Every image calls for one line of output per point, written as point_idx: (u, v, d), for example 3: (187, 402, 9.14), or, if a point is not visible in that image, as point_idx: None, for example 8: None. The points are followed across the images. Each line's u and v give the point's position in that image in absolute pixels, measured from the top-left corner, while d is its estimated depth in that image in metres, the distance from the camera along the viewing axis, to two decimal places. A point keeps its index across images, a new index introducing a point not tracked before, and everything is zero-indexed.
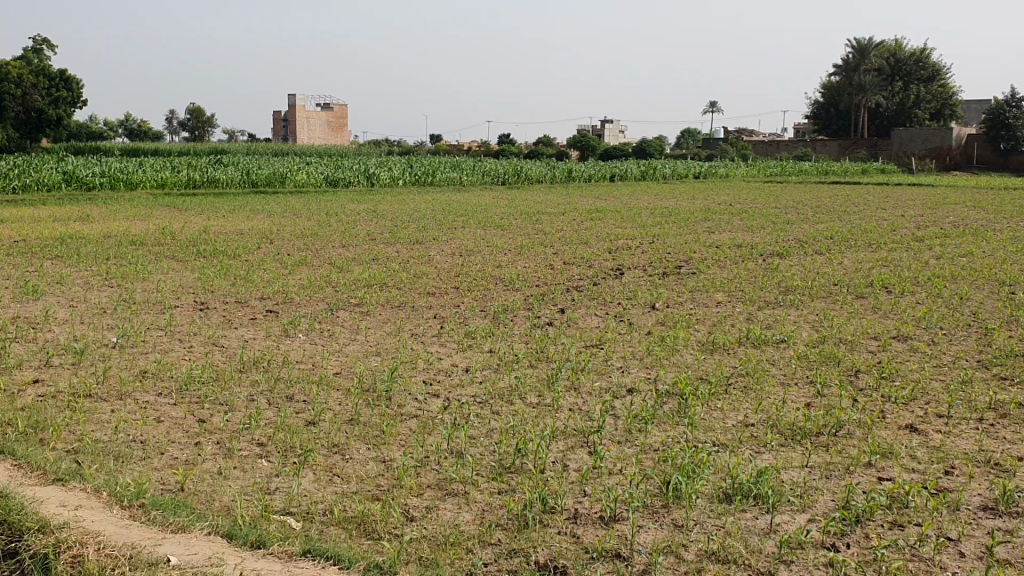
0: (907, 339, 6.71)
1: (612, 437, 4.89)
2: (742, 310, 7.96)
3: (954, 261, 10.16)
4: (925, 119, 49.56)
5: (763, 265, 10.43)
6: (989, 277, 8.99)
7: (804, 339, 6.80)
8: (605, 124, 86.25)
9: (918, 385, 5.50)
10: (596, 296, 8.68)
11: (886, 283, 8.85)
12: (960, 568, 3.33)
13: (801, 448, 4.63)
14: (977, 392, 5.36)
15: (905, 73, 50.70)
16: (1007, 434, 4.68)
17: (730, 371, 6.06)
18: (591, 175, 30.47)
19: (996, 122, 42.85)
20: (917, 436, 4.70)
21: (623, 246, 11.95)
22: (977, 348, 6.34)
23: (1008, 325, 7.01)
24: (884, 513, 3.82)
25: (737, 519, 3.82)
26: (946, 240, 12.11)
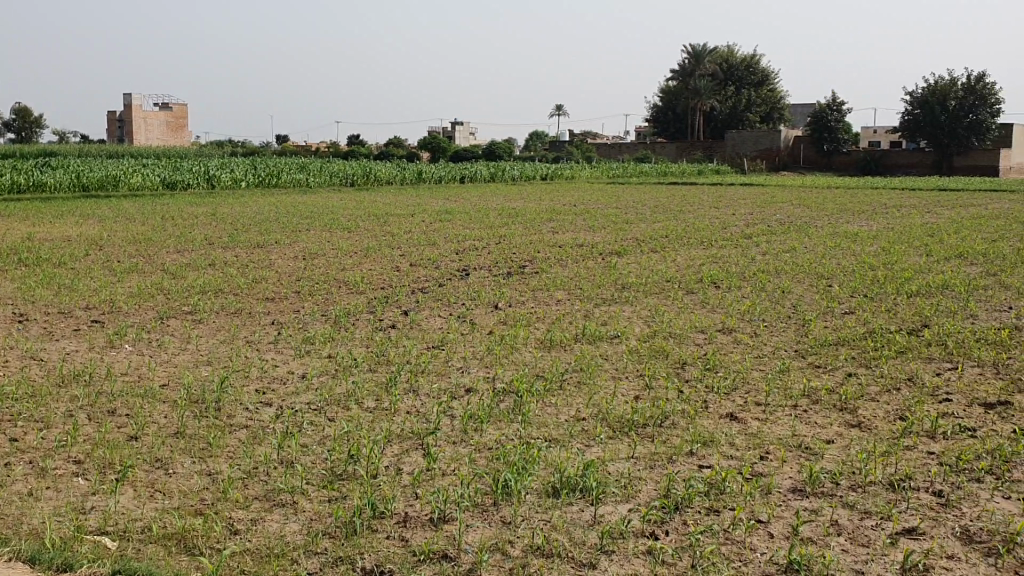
0: (731, 331, 7.02)
1: (447, 437, 4.88)
2: (579, 308, 8.13)
3: (779, 256, 10.72)
4: (755, 122, 52.19)
5: (604, 262, 10.71)
6: (808, 271, 9.53)
7: (637, 335, 7.02)
8: (456, 125, 86.56)
9: (739, 375, 5.77)
10: (440, 297, 8.68)
11: (715, 279, 9.25)
12: (768, 548, 3.50)
13: (629, 440, 4.75)
14: (793, 380, 5.66)
15: (737, 78, 53.18)
16: (818, 419, 4.96)
17: (566, 367, 6.17)
18: (440, 176, 30.50)
19: (820, 126, 45.33)
20: (736, 424, 4.93)
21: (469, 246, 12.02)
22: (795, 339, 6.70)
23: (823, 316, 7.46)
24: (702, 500, 3.97)
25: (563, 514, 3.88)
26: (772, 236, 12.78)
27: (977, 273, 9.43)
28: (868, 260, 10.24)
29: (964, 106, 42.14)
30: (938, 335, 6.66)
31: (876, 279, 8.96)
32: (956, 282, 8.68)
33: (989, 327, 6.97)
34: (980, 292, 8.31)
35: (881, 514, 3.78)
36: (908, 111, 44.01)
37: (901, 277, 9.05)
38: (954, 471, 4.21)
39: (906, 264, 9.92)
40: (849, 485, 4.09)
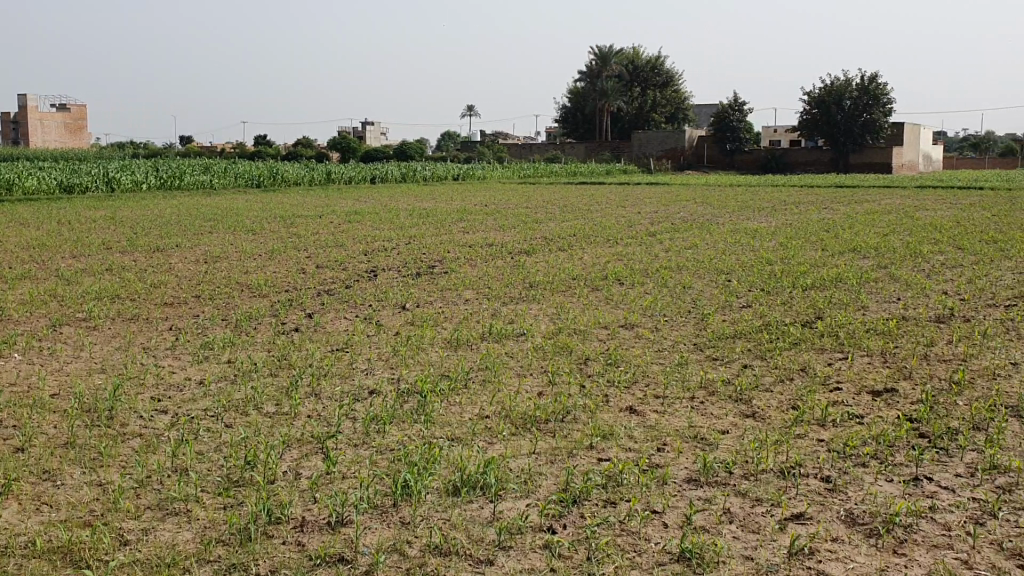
0: (633, 326, 7.14)
1: (349, 439, 4.82)
2: (486, 307, 8.15)
3: (682, 253, 10.94)
4: (661, 122, 53.14)
5: (512, 261, 10.76)
6: (709, 267, 9.75)
7: (543, 332, 7.06)
8: (368, 125, 85.80)
9: (639, 370, 5.87)
10: (346, 299, 8.59)
11: (620, 276, 9.38)
12: (662, 538, 3.57)
13: (531, 437, 4.78)
14: (691, 373, 5.79)
15: (643, 79, 54.04)
16: (714, 410, 5.07)
17: (471, 366, 6.17)
18: (350, 177, 30.18)
19: (722, 125, 46.50)
20: (635, 417, 5.01)
21: (377, 247, 11.92)
22: (694, 333, 6.85)
23: (722, 310, 7.64)
24: (600, 492, 4.02)
25: (462, 512, 3.88)
26: (676, 234, 13.04)
27: (869, 266, 9.78)
28: (766, 255, 10.54)
29: (859, 105, 43.63)
30: (830, 327, 6.89)
31: (774, 274, 9.22)
32: (849, 275, 8.99)
33: (878, 318, 7.24)
34: (871, 285, 8.63)
35: (772, 501, 3.88)
36: (806, 110, 45.43)
37: (797, 271, 9.34)
38: (842, 457, 4.36)
39: (803, 259, 10.24)
40: (742, 473, 4.19)
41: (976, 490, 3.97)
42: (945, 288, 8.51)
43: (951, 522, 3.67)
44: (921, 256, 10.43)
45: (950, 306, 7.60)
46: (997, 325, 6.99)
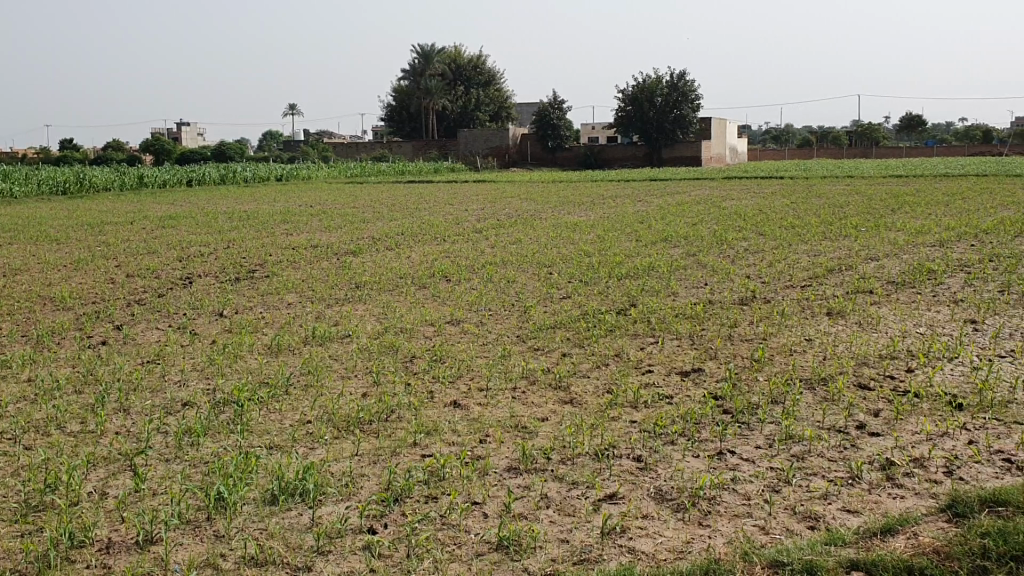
0: (459, 322, 7.19)
1: (160, 455, 4.62)
2: (310, 309, 8.00)
3: (506, 248, 11.12)
4: (485, 120, 53.70)
5: (336, 262, 10.62)
6: (532, 261, 9.95)
7: (368, 332, 7.00)
8: (186, 127, 82.43)
9: (463, 364, 5.92)
10: (159, 308, 8.22)
11: (445, 273, 9.44)
12: (481, 529, 3.62)
13: (354, 438, 4.73)
14: (513, 364, 5.89)
15: (466, 78, 54.36)
16: (534, 399, 5.19)
17: (292, 370, 6.04)
18: (166, 180, 28.88)
19: (543, 123, 47.40)
20: (458, 411, 5.05)
21: (194, 253, 11.47)
22: (517, 325, 6.98)
23: (543, 302, 7.82)
24: (421, 489, 4.04)
25: (280, 519, 3.80)
26: (500, 229, 13.23)
27: (680, 254, 10.26)
28: (586, 247, 10.86)
29: (670, 102, 45.66)
30: (644, 313, 7.19)
31: (593, 265, 9.51)
32: (662, 264, 9.39)
33: (687, 302, 7.62)
34: (682, 272, 9.05)
35: (587, 484, 4.01)
36: (621, 107, 47.10)
37: (614, 261, 9.67)
38: (653, 436, 4.55)
39: (619, 249, 10.62)
40: (560, 459, 4.30)
41: (773, 460, 4.24)
42: (748, 272, 9.04)
43: (750, 491, 3.90)
44: (727, 244, 11.02)
45: (752, 289, 8.08)
46: (793, 304, 7.51)
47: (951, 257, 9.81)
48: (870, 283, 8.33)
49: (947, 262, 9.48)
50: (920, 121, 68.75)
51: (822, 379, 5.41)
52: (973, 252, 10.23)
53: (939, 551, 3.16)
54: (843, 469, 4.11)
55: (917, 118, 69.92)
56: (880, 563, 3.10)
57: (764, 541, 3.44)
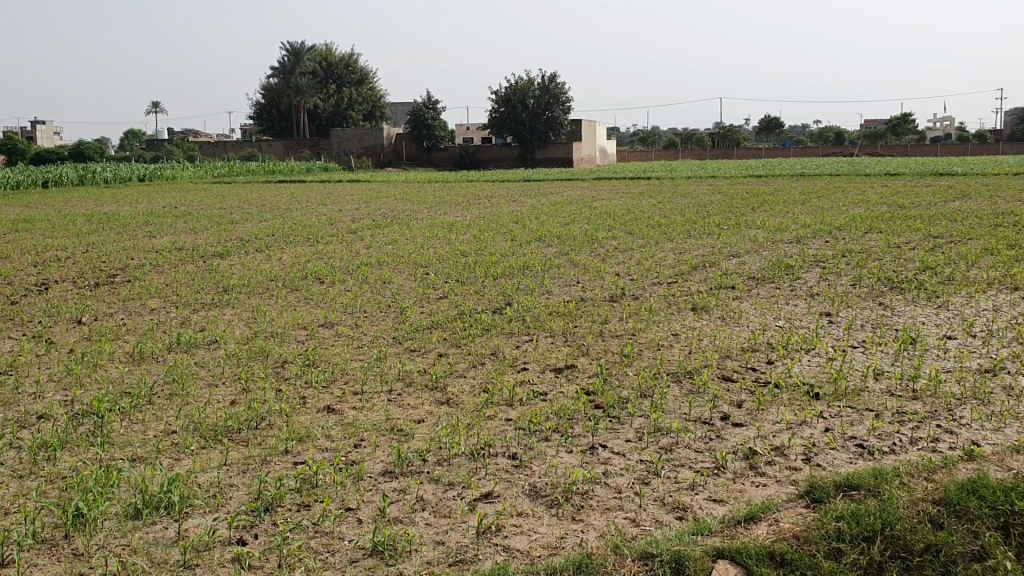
0: (332, 325, 7.07)
1: (12, 472, 4.36)
2: (175, 315, 7.71)
3: (381, 249, 11.03)
4: (358, 119, 53.10)
5: (203, 266, 10.29)
6: (407, 262, 9.89)
7: (237, 338, 6.81)
8: (40, 125, 78.27)
9: (336, 368, 5.83)
10: (11, 317, 7.77)
11: (318, 274, 9.28)
12: (355, 535, 3.57)
13: (222, 448, 4.59)
14: (388, 366, 5.84)
15: (338, 76, 53.61)
16: (410, 401, 5.16)
17: (157, 379, 5.81)
18: (18, 181, 27.34)
19: (418, 123, 47.31)
20: (332, 416, 4.97)
21: (50, 257, 10.90)
22: (392, 326, 6.92)
23: (418, 303, 7.78)
24: (293, 497, 3.95)
25: (144, 535, 3.65)
26: (374, 230, 13.10)
27: (553, 253, 10.40)
28: (460, 247, 10.87)
29: (542, 104, 46.47)
30: (518, 312, 7.25)
31: (468, 265, 9.53)
32: (536, 263, 9.50)
33: (560, 301, 7.73)
34: (555, 270, 9.18)
35: (462, 484, 4.02)
36: (495, 109, 47.54)
37: (490, 261, 9.72)
38: (528, 433, 4.60)
39: (494, 249, 10.67)
40: (435, 460, 4.29)
41: (643, 452, 4.35)
42: (618, 270, 9.25)
43: (622, 484, 3.99)
44: (598, 242, 11.25)
45: (622, 286, 8.27)
46: (662, 300, 7.72)
47: (807, 253, 10.30)
48: (733, 279, 8.65)
49: (803, 258, 9.95)
50: (778, 123, 71.87)
51: (688, 372, 5.59)
52: (827, 248, 10.76)
53: (798, 536, 3.30)
54: (709, 460, 4.25)
55: (775, 120, 73.07)
56: (745, 550, 3.22)
57: (634, 534, 3.53)
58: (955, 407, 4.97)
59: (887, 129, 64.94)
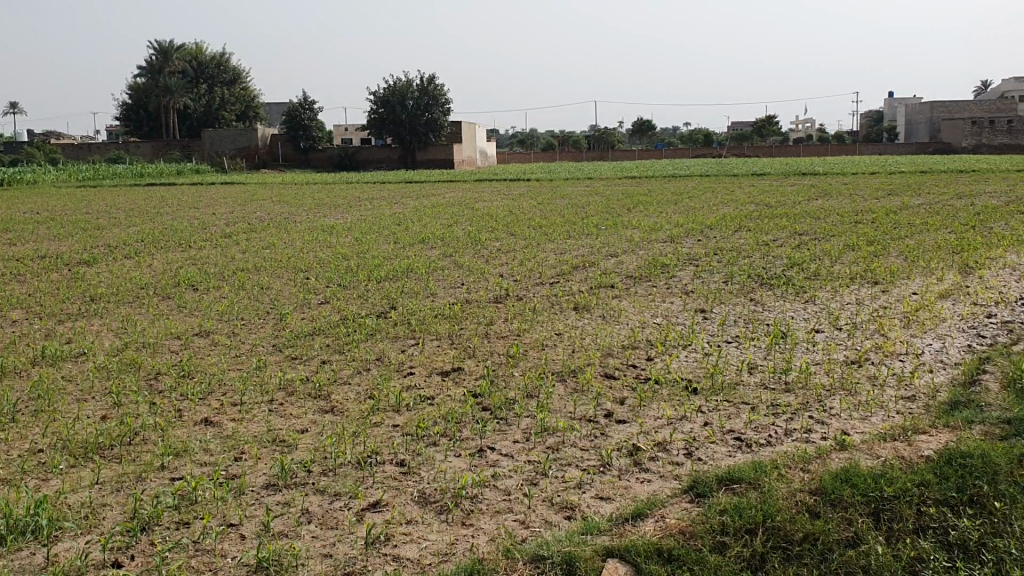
0: (209, 334, 6.83)
1: None
2: (38, 327, 7.30)
3: (258, 253, 10.73)
4: (231, 120, 51.63)
5: (67, 274, 9.78)
6: (285, 266, 9.66)
7: (107, 350, 6.49)
8: None
9: (214, 379, 5.63)
10: None
11: (192, 281, 8.96)
12: (239, 551, 3.45)
13: (93, 466, 4.36)
14: (269, 375, 5.68)
15: (209, 76, 51.95)
16: (293, 410, 5.03)
17: (20, 395, 5.48)
18: None
19: (294, 123, 46.44)
20: (211, 429, 4.80)
21: None
22: (272, 334, 6.74)
23: (299, 308, 7.60)
24: (171, 515, 3.78)
25: (10, 562, 3.43)
26: (251, 234, 12.75)
27: (436, 255, 10.34)
28: (341, 251, 10.69)
29: (420, 105, 46.08)
30: (402, 316, 7.18)
31: (349, 269, 9.38)
32: (418, 266, 9.44)
33: (444, 303, 7.70)
34: (438, 273, 9.14)
35: (349, 493, 3.94)
36: (373, 110, 46.82)
37: (371, 264, 9.59)
38: (415, 439, 4.55)
39: (376, 252, 10.54)
40: (320, 470, 4.19)
41: (531, 453, 4.36)
42: (501, 272, 9.28)
43: (511, 486, 3.99)
44: (481, 244, 11.26)
45: (505, 288, 8.30)
46: (545, 300, 7.79)
47: (681, 252, 10.58)
48: (612, 278, 8.81)
49: (678, 257, 10.22)
50: (650, 125, 73.75)
51: (572, 371, 5.65)
52: (701, 247, 11.08)
53: (684, 531, 3.37)
54: (595, 458, 4.31)
55: (648, 122, 74.94)
56: (633, 548, 3.26)
57: (524, 536, 3.53)
58: (825, 399, 5.19)
59: (753, 131, 67.52)
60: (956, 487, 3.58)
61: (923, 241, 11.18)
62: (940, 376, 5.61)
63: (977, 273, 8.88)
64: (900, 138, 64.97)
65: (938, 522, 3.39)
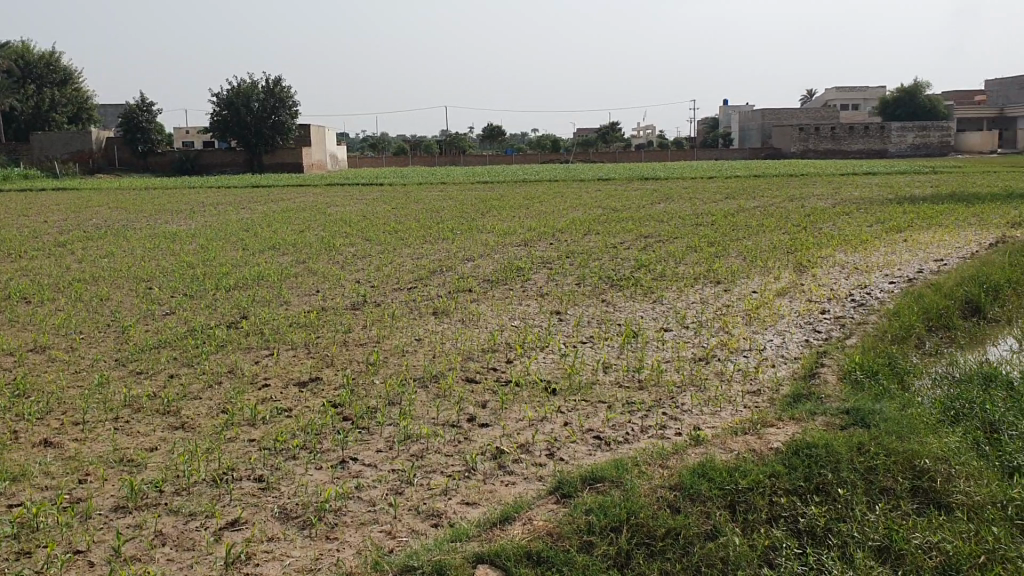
0: (44, 349, 6.40)
1: None
2: None
3: (97, 263, 10.16)
4: (63, 123, 48.72)
5: None
6: (127, 276, 9.19)
7: None
8: None
9: (52, 397, 5.28)
10: None
11: (23, 293, 8.37)
12: None
13: None
14: (113, 392, 5.37)
15: (37, 76, 48.46)
16: (140, 428, 4.78)
17: None
18: None
19: (131, 126, 44.18)
20: (51, 451, 4.49)
21: None
22: (114, 348, 6.39)
23: (144, 320, 7.24)
24: (10, 545, 3.52)
25: None
26: (87, 242, 12.06)
27: (288, 262, 10.08)
28: (186, 258, 10.27)
29: (267, 107, 44.86)
30: (254, 325, 6.95)
31: (196, 277, 9.02)
32: (269, 273, 9.17)
33: (298, 311, 7.51)
34: (291, 280, 8.91)
35: (205, 513, 3.77)
36: (216, 112, 45.20)
37: (220, 272, 9.25)
38: (273, 453, 4.41)
39: (224, 259, 10.18)
40: (173, 490, 4.00)
41: (394, 461, 4.31)
42: (357, 277, 9.14)
43: (375, 497, 3.93)
44: (334, 249, 11.06)
45: (362, 294, 8.18)
46: (402, 306, 7.72)
47: (535, 255, 10.74)
48: (469, 282, 8.84)
49: (532, 260, 10.34)
50: (500, 130, 74.51)
51: (433, 376, 5.62)
52: (553, 250, 11.27)
53: (551, 532, 3.41)
54: (459, 463, 4.29)
55: (496, 128, 75.80)
56: (503, 553, 3.27)
57: (391, 547, 3.48)
58: (677, 395, 5.37)
59: (597, 136, 69.35)
60: (804, 477, 3.78)
61: (760, 242, 11.76)
62: (781, 370, 5.91)
63: (810, 271, 9.41)
64: (734, 143, 68.18)
65: (789, 511, 3.57)
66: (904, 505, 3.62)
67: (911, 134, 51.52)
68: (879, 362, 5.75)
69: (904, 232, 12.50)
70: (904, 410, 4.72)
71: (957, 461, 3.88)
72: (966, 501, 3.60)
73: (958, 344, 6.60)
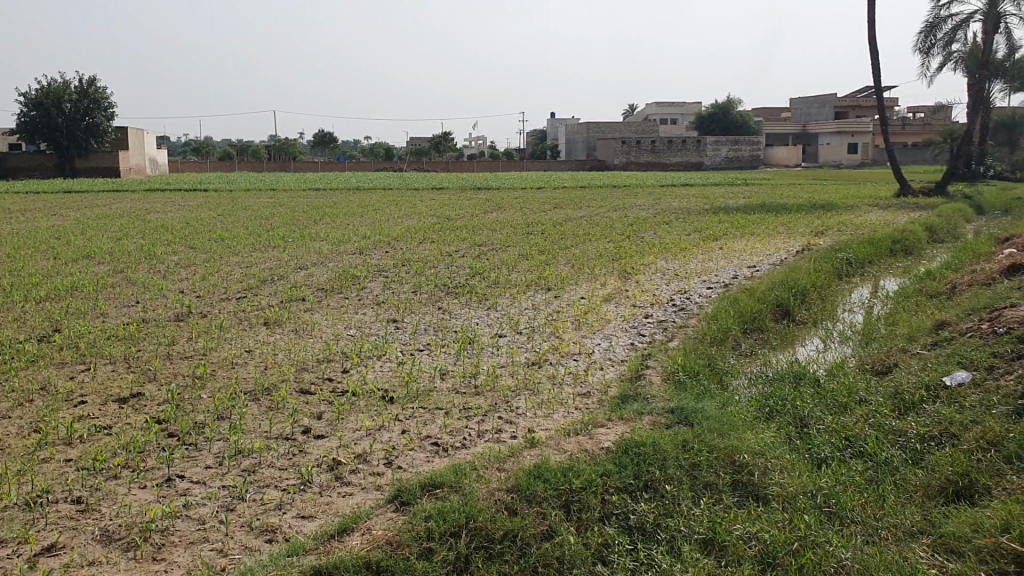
0: None
1: None
2: None
3: None
4: None
5: None
6: None
7: None
8: None
9: None
10: None
11: None
12: None
13: None
14: None
15: None
16: None
17: None
18: None
19: None
20: None
21: None
22: None
23: None
24: None
25: None
26: None
27: (105, 272, 9.55)
28: None
29: (80, 108, 42.38)
30: (68, 340, 6.54)
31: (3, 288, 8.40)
32: (84, 283, 8.67)
33: (118, 323, 7.14)
34: (109, 291, 8.44)
35: (17, 539, 3.53)
36: (23, 112, 42.25)
37: (30, 283, 8.66)
38: (92, 473, 4.17)
39: (33, 269, 9.54)
40: None
41: (224, 478, 4.17)
42: (181, 287, 8.78)
43: (205, 514, 3.79)
44: (156, 258, 10.58)
45: (187, 304, 7.87)
46: (230, 316, 7.48)
47: (369, 263, 10.66)
48: (302, 291, 8.67)
49: (367, 268, 10.26)
50: (331, 137, 73.31)
51: (266, 389, 5.47)
52: (387, 258, 11.21)
53: (391, 541, 3.39)
54: (294, 476, 4.20)
55: (328, 135, 74.66)
56: (341, 564, 3.22)
57: (223, 565, 3.37)
58: (512, 399, 5.47)
59: (429, 145, 69.42)
60: (633, 475, 3.93)
61: (587, 250, 12.14)
62: (610, 372, 6.13)
63: (634, 278, 9.79)
64: (563, 154, 69.93)
65: (621, 509, 3.71)
66: (725, 498, 3.83)
67: (725, 148, 54.32)
68: (701, 363, 6.06)
69: (719, 240, 13.21)
70: (724, 408, 5.00)
71: (772, 456, 4.14)
72: (781, 492, 3.84)
73: (771, 345, 7.05)
